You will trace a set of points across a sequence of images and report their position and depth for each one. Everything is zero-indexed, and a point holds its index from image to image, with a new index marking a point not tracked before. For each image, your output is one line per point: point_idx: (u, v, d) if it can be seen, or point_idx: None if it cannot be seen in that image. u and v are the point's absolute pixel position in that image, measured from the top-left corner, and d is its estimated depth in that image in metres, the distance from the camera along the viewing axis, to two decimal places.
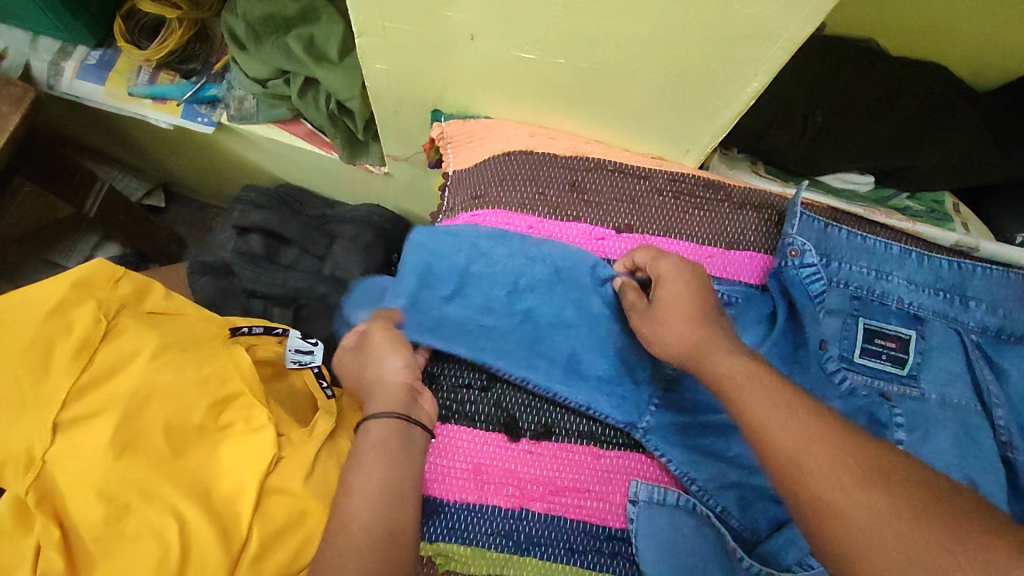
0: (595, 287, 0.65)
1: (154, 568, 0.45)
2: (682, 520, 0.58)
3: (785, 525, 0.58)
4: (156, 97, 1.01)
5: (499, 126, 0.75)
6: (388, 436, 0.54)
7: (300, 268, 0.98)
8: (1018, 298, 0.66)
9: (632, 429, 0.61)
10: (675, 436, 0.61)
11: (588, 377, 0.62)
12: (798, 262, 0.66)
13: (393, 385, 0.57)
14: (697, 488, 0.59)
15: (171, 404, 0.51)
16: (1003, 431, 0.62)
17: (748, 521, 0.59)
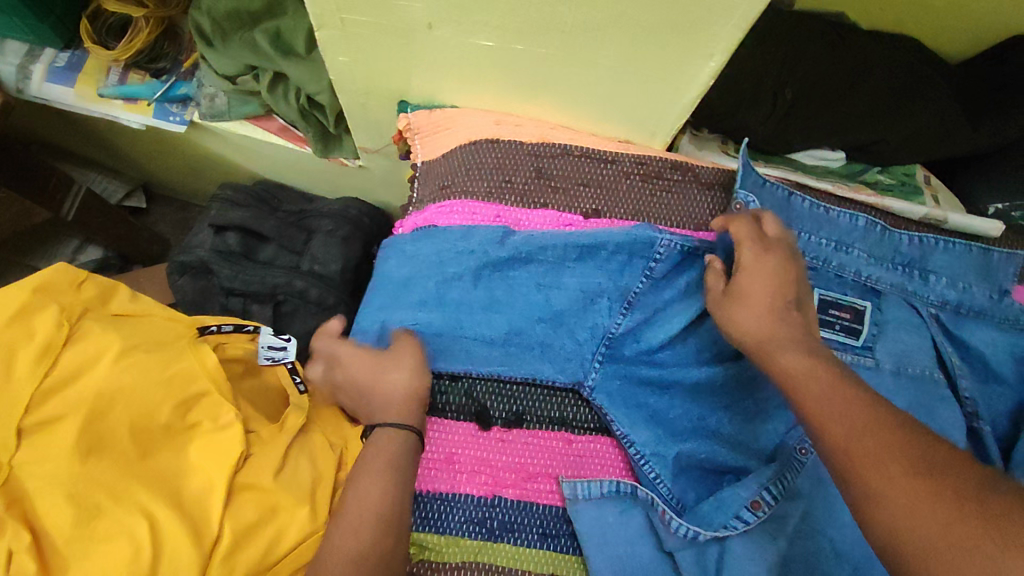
0: (561, 263, 0.64)
1: (126, 566, 0.45)
2: (624, 503, 0.59)
3: (716, 492, 0.60)
4: (127, 98, 1.00)
5: (464, 114, 0.74)
6: (394, 449, 0.54)
7: (277, 264, 0.98)
8: (977, 271, 0.67)
9: (580, 388, 0.63)
10: (643, 415, 0.61)
11: (555, 363, 0.63)
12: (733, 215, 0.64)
13: (396, 393, 0.57)
14: (652, 473, 0.60)
15: (138, 405, 0.51)
16: (968, 402, 0.63)
17: (676, 490, 0.60)
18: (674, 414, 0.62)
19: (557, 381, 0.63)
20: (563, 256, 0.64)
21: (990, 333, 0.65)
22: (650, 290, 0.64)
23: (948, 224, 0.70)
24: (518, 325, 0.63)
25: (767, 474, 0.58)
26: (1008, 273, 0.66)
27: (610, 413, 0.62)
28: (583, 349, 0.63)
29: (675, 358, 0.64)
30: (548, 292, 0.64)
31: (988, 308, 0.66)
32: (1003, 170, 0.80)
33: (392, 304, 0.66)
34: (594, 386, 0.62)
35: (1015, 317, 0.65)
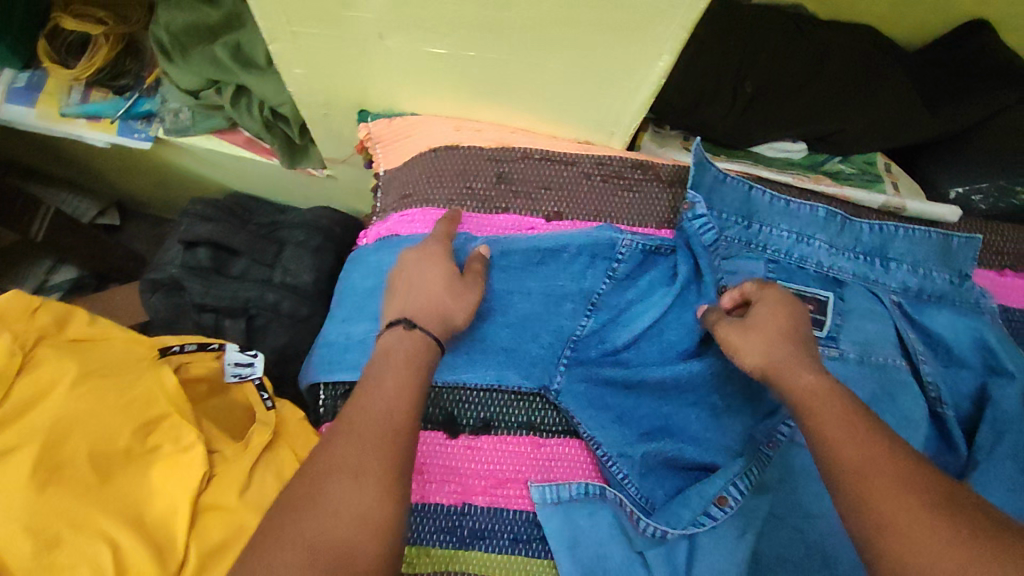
0: (524, 269, 0.65)
1: None
2: (595, 507, 0.59)
3: (684, 490, 0.60)
4: (90, 116, 0.99)
5: (424, 121, 0.74)
6: (419, 353, 0.53)
7: (249, 278, 0.98)
8: (936, 257, 0.68)
9: (546, 392, 0.62)
10: (611, 415, 0.61)
11: (520, 367, 0.62)
12: (690, 215, 0.66)
13: (437, 304, 0.56)
14: (620, 473, 0.60)
15: (97, 431, 0.51)
16: (932, 387, 0.63)
17: (646, 489, 0.60)
18: (640, 412, 0.62)
19: (522, 386, 0.62)
20: (526, 263, 0.65)
21: (951, 316, 0.65)
22: (613, 289, 0.64)
23: (907, 212, 0.70)
24: (482, 332, 0.63)
25: (733, 468, 0.59)
26: (968, 257, 0.67)
27: (577, 415, 0.61)
28: (549, 351, 0.63)
29: (642, 356, 0.64)
30: (511, 297, 0.64)
31: (948, 292, 0.67)
32: (960, 156, 0.81)
33: (358, 316, 0.66)
34: (560, 389, 0.62)
35: (975, 300, 0.67)
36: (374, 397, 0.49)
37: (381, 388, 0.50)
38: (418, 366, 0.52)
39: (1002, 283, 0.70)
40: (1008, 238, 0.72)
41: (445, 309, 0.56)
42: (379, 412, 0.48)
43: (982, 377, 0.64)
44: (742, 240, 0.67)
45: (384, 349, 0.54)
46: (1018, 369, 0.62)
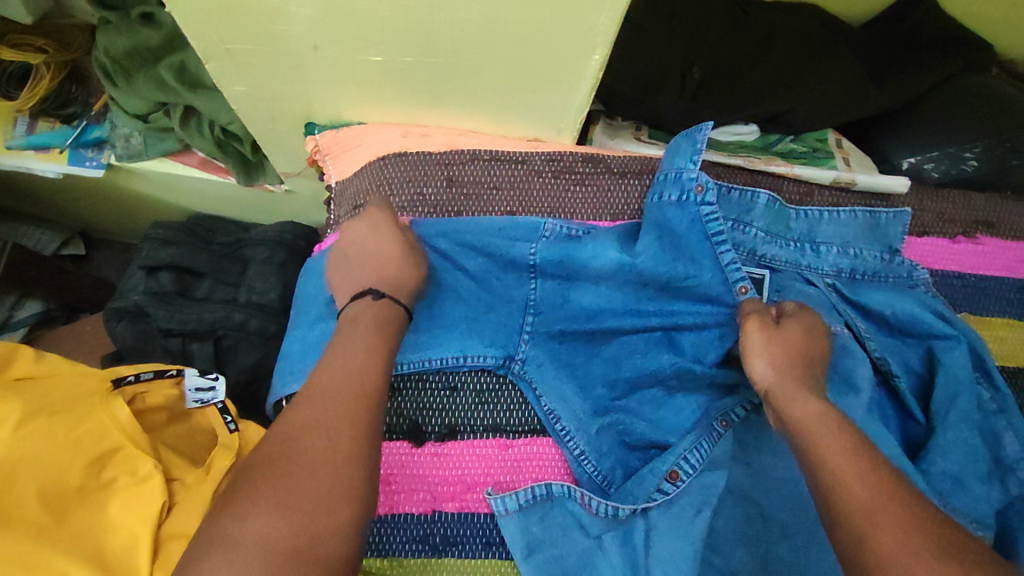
0: (477, 249, 0.66)
1: None
2: (549, 510, 0.60)
3: (638, 470, 0.63)
4: (38, 147, 0.97)
5: (371, 130, 0.73)
6: (387, 318, 0.55)
7: (214, 298, 0.97)
8: (865, 235, 0.69)
9: (510, 362, 0.63)
10: (573, 388, 0.63)
11: (483, 336, 0.62)
12: (701, 198, 0.64)
13: (400, 277, 0.58)
14: (578, 451, 0.62)
15: (47, 470, 0.50)
16: (882, 361, 0.64)
17: (604, 466, 0.62)
18: (600, 389, 0.64)
19: (484, 359, 0.62)
20: (474, 243, 0.66)
21: (887, 293, 0.66)
22: (552, 258, 0.64)
23: (856, 186, 0.70)
24: (441, 307, 0.63)
25: (685, 444, 0.62)
26: (896, 232, 0.69)
27: (538, 386, 0.62)
28: (507, 320, 0.63)
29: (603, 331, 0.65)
30: (457, 280, 0.64)
31: (880, 270, 0.68)
32: (913, 123, 0.81)
33: (302, 321, 0.68)
34: (525, 358, 0.63)
35: (907, 274, 0.67)
36: (344, 357, 0.50)
37: (350, 345, 0.51)
38: (387, 328, 0.54)
39: (957, 251, 0.71)
40: (960, 205, 0.72)
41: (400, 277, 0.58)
42: (349, 368, 0.49)
43: (926, 343, 0.65)
44: None
45: (350, 316, 0.55)
46: (956, 332, 0.64)
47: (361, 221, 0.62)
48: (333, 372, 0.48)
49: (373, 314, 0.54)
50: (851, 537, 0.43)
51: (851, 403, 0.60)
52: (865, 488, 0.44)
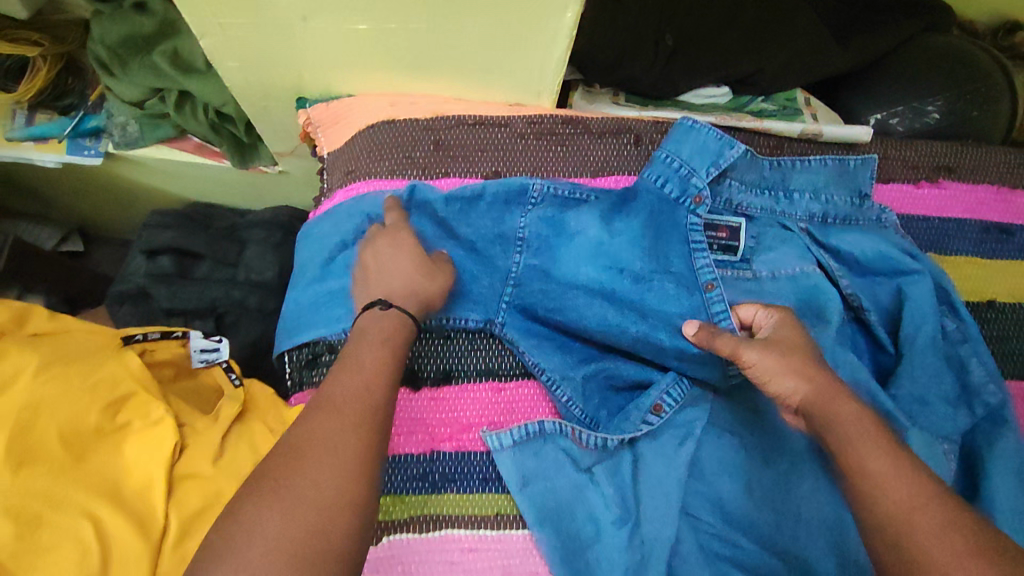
0: (459, 212, 0.70)
1: (75, 570, 0.48)
2: (543, 447, 0.63)
3: (625, 407, 0.66)
4: (37, 138, 1.01)
5: (360, 101, 0.76)
6: (395, 328, 0.56)
7: (213, 278, 1.00)
8: (837, 182, 0.72)
9: (490, 325, 0.67)
10: (552, 345, 0.67)
11: (466, 301, 0.67)
12: (699, 208, 0.69)
13: (410, 285, 0.60)
14: (566, 397, 0.65)
15: (65, 412, 0.52)
16: (854, 299, 0.67)
17: (590, 408, 0.65)
18: (580, 344, 0.68)
19: (469, 321, 0.66)
20: (455, 205, 0.70)
21: (856, 235, 0.69)
22: (538, 226, 0.69)
23: (824, 137, 0.73)
24: None
25: (662, 384, 0.66)
26: (865, 177, 0.71)
27: (521, 345, 0.66)
28: (489, 289, 0.67)
29: (591, 284, 0.67)
30: (447, 244, 0.69)
31: (852, 214, 0.71)
32: (879, 81, 0.84)
33: (300, 280, 0.72)
34: (503, 322, 0.67)
35: (876, 217, 0.71)
36: (352, 370, 0.51)
37: (360, 358, 0.52)
38: (395, 341, 0.55)
39: (919, 195, 0.73)
40: (922, 151, 0.75)
41: (405, 283, 0.60)
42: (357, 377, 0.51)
43: (895, 282, 0.68)
44: (667, 179, 0.69)
45: (360, 329, 0.56)
46: (920, 267, 0.67)
47: (382, 240, 0.64)
48: (342, 384, 0.50)
49: (381, 326, 0.55)
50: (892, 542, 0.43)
51: (822, 332, 0.64)
52: (889, 491, 0.45)
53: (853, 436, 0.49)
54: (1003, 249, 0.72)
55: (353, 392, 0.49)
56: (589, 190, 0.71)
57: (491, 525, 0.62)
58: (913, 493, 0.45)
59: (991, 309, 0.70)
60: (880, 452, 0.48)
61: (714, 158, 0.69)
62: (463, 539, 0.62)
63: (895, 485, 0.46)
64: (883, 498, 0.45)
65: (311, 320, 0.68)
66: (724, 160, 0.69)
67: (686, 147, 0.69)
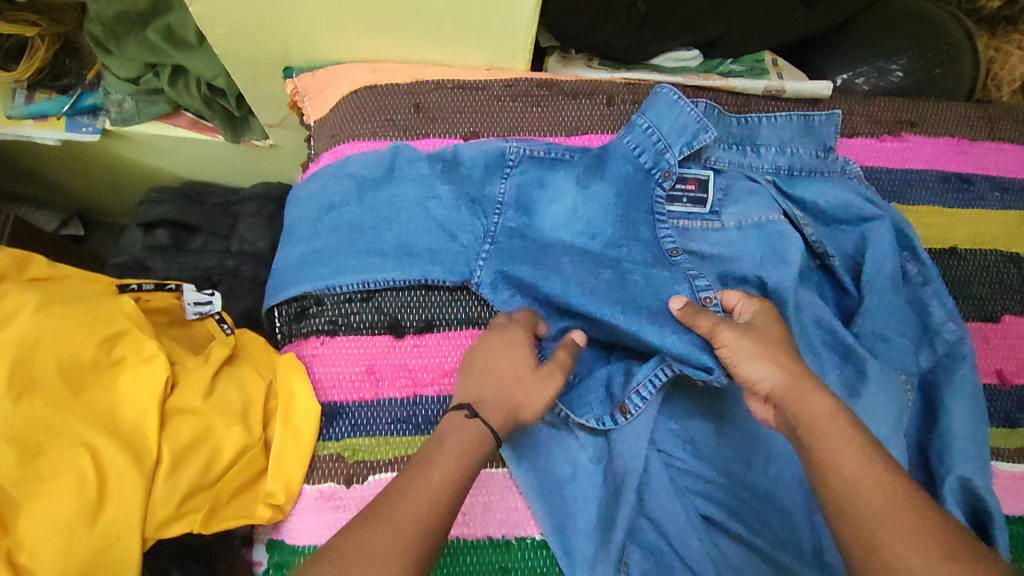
0: (434, 176, 0.71)
1: (75, 493, 0.53)
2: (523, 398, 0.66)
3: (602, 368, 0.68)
4: (37, 116, 1.03)
5: (342, 69, 0.79)
6: (473, 445, 0.53)
7: (208, 250, 1.03)
8: (800, 136, 0.75)
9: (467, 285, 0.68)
10: (529, 301, 0.68)
11: (443, 265, 0.68)
12: (670, 182, 0.71)
13: (506, 398, 0.57)
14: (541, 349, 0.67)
15: (61, 346, 0.55)
16: (817, 246, 0.70)
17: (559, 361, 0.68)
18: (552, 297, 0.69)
19: (446, 280, 0.68)
20: (429, 166, 0.72)
21: (821, 184, 0.72)
22: (517, 190, 0.71)
23: (787, 93, 0.77)
24: (407, 240, 0.69)
25: (640, 376, 0.64)
26: (830, 131, 0.75)
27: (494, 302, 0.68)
28: (467, 250, 0.69)
29: (569, 238, 0.70)
30: (431, 204, 0.70)
31: (817, 166, 0.74)
32: (848, 42, 0.88)
33: (285, 243, 0.72)
34: (479, 280, 0.68)
35: (841, 169, 0.74)
36: (420, 485, 0.50)
37: (428, 475, 0.51)
38: (468, 458, 0.52)
39: (882, 148, 0.77)
40: (883, 108, 0.78)
41: (509, 399, 0.57)
42: (418, 497, 0.49)
43: (859, 229, 0.70)
44: (643, 147, 0.71)
45: (440, 433, 0.55)
46: (881, 212, 0.70)
47: (494, 337, 0.62)
48: (404, 500, 0.49)
49: (459, 438, 0.53)
50: (855, 525, 0.46)
51: (781, 274, 0.67)
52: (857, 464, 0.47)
53: (831, 440, 0.49)
54: (964, 198, 0.76)
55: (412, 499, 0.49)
56: (565, 150, 0.73)
57: None
58: (890, 501, 0.45)
59: (953, 256, 0.74)
60: (852, 453, 0.48)
61: (689, 138, 0.70)
62: None
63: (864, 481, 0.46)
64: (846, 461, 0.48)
65: (294, 278, 0.69)
66: (697, 141, 0.70)
67: (667, 121, 0.71)
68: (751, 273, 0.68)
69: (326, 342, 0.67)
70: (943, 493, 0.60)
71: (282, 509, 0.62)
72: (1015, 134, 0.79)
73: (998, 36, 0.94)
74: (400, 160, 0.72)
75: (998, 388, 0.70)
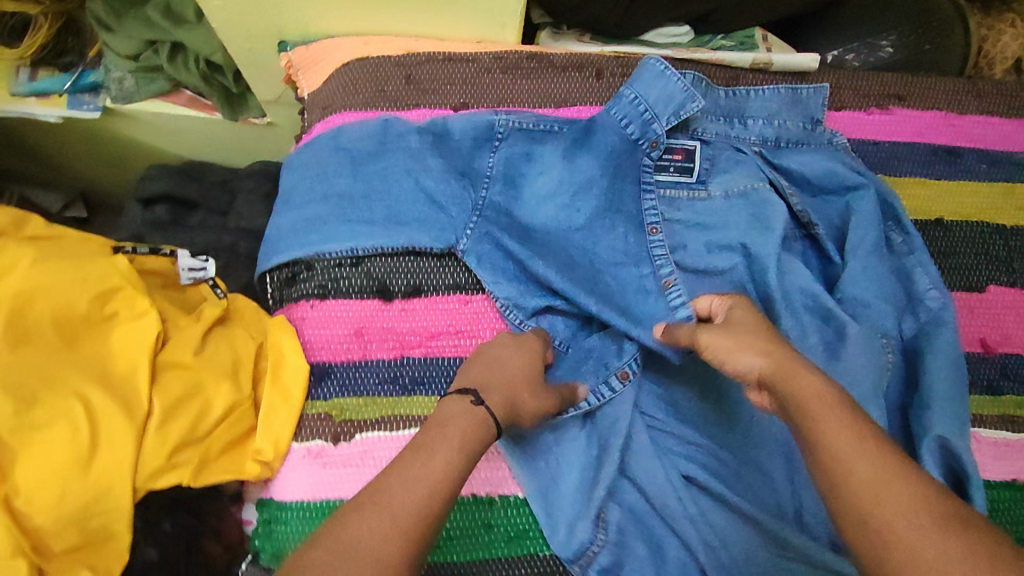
0: (423, 150, 0.71)
1: (68, 441, 0.54)
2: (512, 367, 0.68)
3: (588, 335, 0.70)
4: (40, 94, 1.05)
5: (334, 43, 0.80)
6: (477, 429, 0.53)
7: (206, 226, 1.05)
8: (787, 108, 0.75)
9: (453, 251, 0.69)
10: (514, 271, 0.69)
11: (430, 233, 0.68)
12: (657, 152, 0.71)
13: (514, 389, 0.58)
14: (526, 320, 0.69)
15: (56, 300, 0.57)
16: (803, 215, 0.70)
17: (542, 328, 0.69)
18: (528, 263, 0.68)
19: (431, 247, 0.68)
20: (414, 138, 0.72)
21: (806, 156, 0.72)
22: (505, 163, 0.71)
23: (775, 64, 0.77)
24: (397, 210, 0.69)
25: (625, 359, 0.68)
26: (817, 104, 0.75)
27: (478, 271, 0.68)
28: (456, 220, 0.69)
29: (555, 206, 0.70)
30: (420, 176, 0.70)
31: (803, 138, 0.74)
32: (838, 19, 0.88)
33: (275, 212, 0.73)
34: (465, 249, 0.69)
35: (827, 141, 0.74)
36: (420, 473, 0.48)
37: (428, 461, 0.49)
38: (471, 444, 0.52)
39: (870, 122, 0.77)
40: (871, 81, 0.79)
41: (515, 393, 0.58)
42: (421, 489, 0.46)
43: (843, 199, 0.71)
44: (631, 117, 0.71)
45: (443, 416, 0.54)
46: (865, 181, 0.70)
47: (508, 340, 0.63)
48: (404, 491, 0.46)
49: (464, 422, 0.52)
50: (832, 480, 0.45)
51: (763, 240, 0.68)
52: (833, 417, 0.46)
53: (808, 397, 0.48)
54: (950, 170, 0.76)
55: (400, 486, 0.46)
56: (554, 121, 0.73)
57: None
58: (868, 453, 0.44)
59: (938, 228, 0.74)
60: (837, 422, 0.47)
61: (676, 108, 0.70)
62: None
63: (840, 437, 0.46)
64: (822, 416, 0.46)
65: (284, 245, 0.69)
66: (684, 111, 0.71)
67: (653, 90, 0.71)
68: (734, 241, 0.69)
69: (316, 305, 0.68)
70: (922, 453, 0.61)
71: (270, 467, 0.63)
72: (1004, 108, 0.79)
73: (993, 15, 0.94)
74: (388, 132, 0.72)
75: (981, 357, 0.70)
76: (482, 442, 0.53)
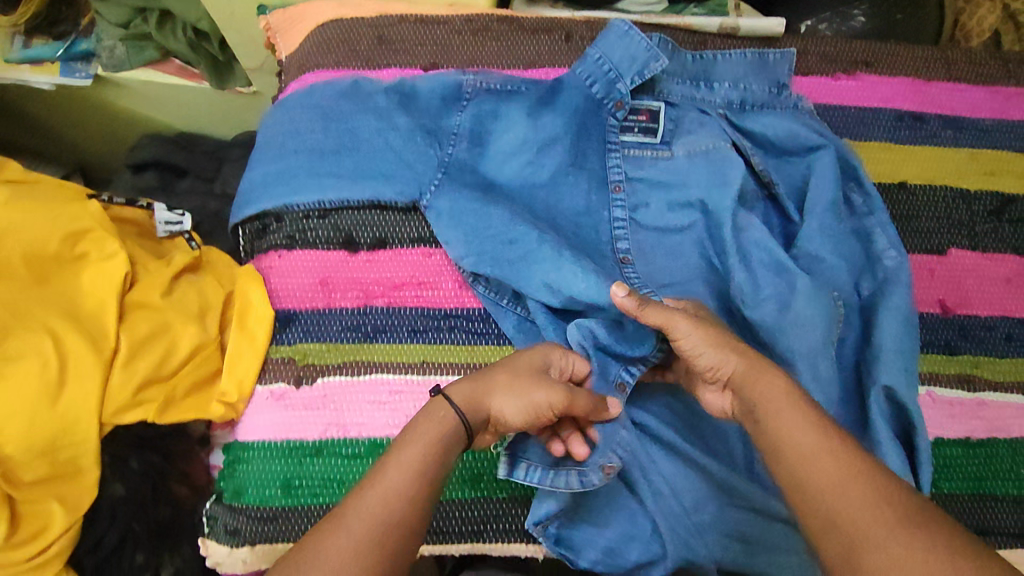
0: (392, 107, 0.72)
1: (37, 372, 0.56)
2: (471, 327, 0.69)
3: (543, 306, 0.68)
4: (33, 61, 1.08)
5: (311, 5, 0.82)
6: (442, 438, 0.49)
7: (193, 192, 1.07)
8: (753, 71, 0.75)
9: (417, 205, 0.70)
10: (468, 230, 0.68)
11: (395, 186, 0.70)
12: (622, 113, 0.72)
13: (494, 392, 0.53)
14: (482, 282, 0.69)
15: (28, 237, 0.60)
16: (765, 175, 0.71)
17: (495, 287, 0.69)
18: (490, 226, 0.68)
19: (396, 201, 0.70)
20: (383, 97, 0.72)
21: (770, 118, 0.73)
22: (472, 120, 0.72)
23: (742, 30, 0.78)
24: (366, 165, 0.70)
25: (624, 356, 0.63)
26: (783, 69, 0.75)
27: (436, 227, 0.69)
28: (421, 176, 0.70)
29: (519, 163, 0.72)
30: (387, 132, 0.71)
31: (768, 102, 0.75)
32: None
33: (247, 166, 0.74)
34: (429, 204, 0.70)
35: (793, 105, 0.74)
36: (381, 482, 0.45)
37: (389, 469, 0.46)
38: (435, 452, 0.48)
39: (836, 87, 0.78)
40: (838, 47, 0.80)
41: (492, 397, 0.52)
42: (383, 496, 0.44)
43: (805, 161, 0.72)
44: (598, 77, 0.72)
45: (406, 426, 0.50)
46: (825, 142, 0.71)
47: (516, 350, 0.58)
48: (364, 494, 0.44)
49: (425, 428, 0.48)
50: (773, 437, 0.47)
51: (720, 197, 0.69)
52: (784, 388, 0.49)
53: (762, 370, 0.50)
54: (916, 136, 0.77)
55: (371, 497, 0.44)
56: (520, 83, 0.74)
57: (418, 370, 0.67)
58: (809, 421, 0.46)
59: (902, 191, 0.75)
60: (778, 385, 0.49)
61: (639, 68, 0.71)
62: (391, 381, 0.67)
63: (782, 399, 0.48)
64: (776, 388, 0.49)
65: (254, 197, 0.71)
66: (648, 71, 0.71)
67: (619, 51, 0.72)
68: (694, 198, 0.71)
69: (283, 256, 0.70)
70: (870, 403, 0.62)
71: (235, 408, 0.65)
72: (971, 76, 0.80)
73: None
74: (358, 91, 0.73)
75: (941, 317, 0.71)
76: (454, 450, 0.49)
